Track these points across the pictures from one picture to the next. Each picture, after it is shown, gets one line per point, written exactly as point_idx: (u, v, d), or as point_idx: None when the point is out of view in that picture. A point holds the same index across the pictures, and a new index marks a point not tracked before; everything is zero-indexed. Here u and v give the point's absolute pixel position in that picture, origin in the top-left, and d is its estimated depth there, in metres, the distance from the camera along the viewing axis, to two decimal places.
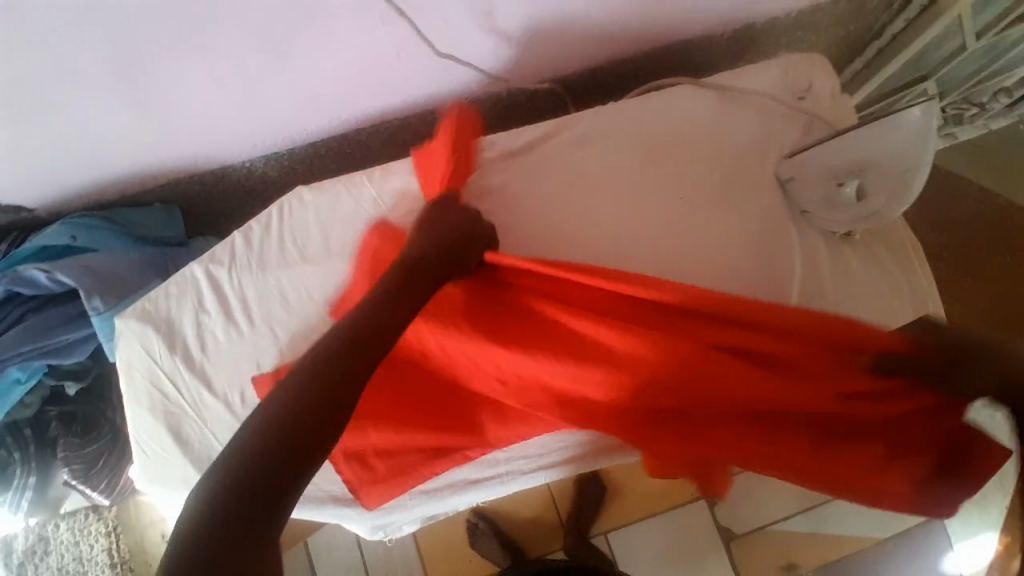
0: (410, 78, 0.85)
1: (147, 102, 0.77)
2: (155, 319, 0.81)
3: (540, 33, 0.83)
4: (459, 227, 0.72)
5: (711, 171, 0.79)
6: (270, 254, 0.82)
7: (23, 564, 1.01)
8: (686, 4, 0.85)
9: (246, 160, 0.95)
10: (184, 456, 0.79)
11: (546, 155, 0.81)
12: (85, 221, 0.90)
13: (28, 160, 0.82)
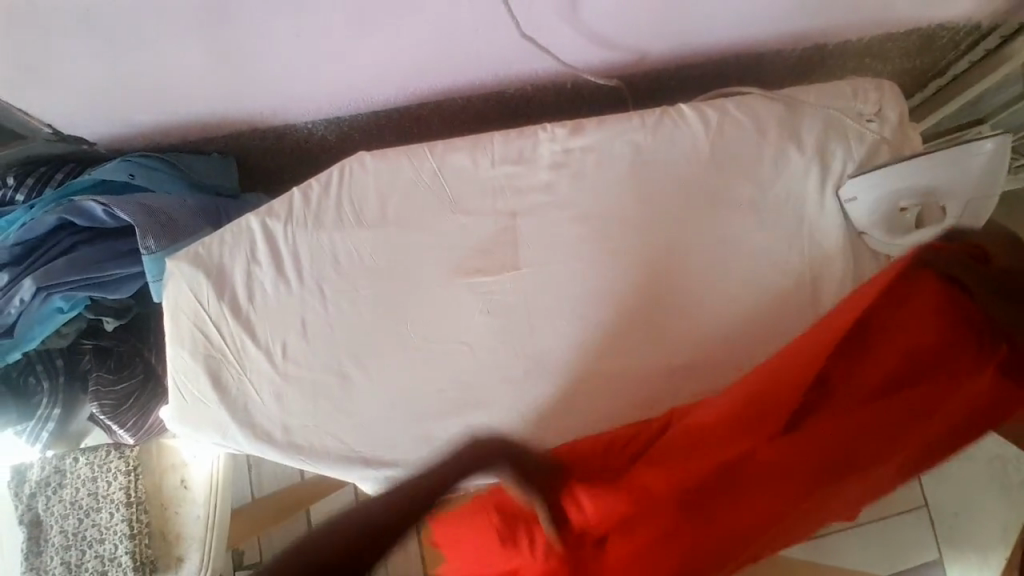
0: (484, 57, 0.86)
1: (230, 50, 0.78)
2: (207, 264, 0.81)
3: (618, 28, 0.83)
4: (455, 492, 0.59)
5: (772, 182, 0.79)
6: (326, 214, 0.83)
7: (35, 495, 0.96)
8: (766, 18, 0.86)
9: (309, 121, 0.96)
10: (221, 401, 0.80)
11: (607, 148, 0.82)
12: (143, 162, 0.91)
13: (103, 93, 0.83)
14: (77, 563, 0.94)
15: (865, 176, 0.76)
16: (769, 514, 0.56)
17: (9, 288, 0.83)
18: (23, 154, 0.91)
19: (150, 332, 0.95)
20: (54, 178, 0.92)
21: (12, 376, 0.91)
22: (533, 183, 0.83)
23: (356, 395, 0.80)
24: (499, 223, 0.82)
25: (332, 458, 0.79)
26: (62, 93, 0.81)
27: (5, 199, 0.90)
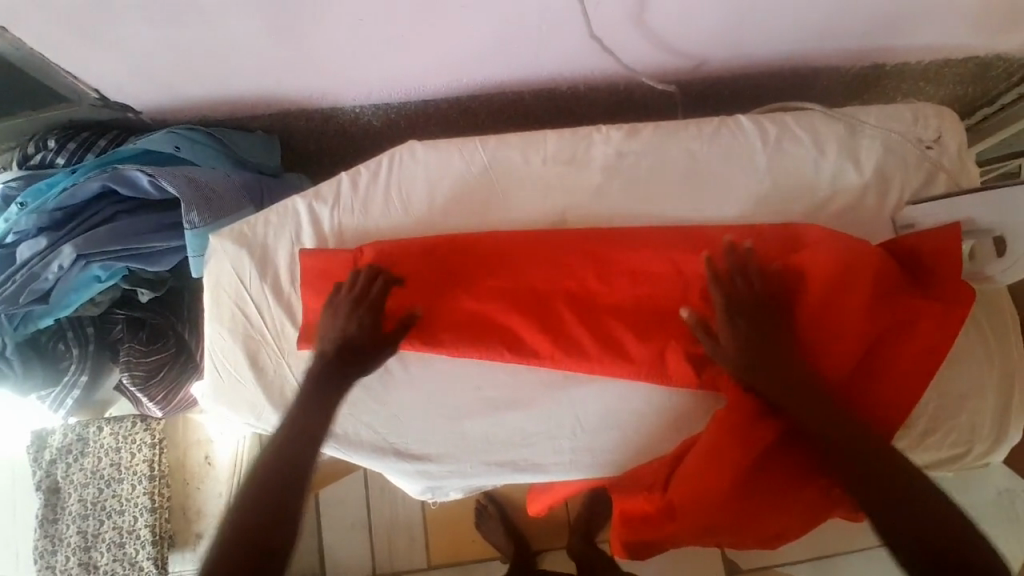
0: (542, 54, 0.85)
1: (288, 30, 0.77)
2: (251, 244, 0.81)
3: (683, 32, 0.82)
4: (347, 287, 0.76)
5: (826, 202, 0.78)
6: (374, 201, 0.83)
7: (55, 461, 0.95)
8: (833, 35, 0.84)
9: (358, 104, 0.95)
10: (256, 382, 0.79)
11: (662, 153, 0.81)
12: (189, 135, 0.90)
13: (154, 63, 0.82)
14: (94, 534, 0.94)
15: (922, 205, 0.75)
16: (753, 420, 0.70)
17: (46, 252, 0.82)
18: (67, 118, 0.92)
19: (185, 305, 0.94)
20: (96, 144, 0.91)
21: (40, 341, 0.90)
22: (584, 183, 0.81)
23: (390, 383, 0.78)
24: (547, 222, 0.81)
25: (363, 448, 0.79)
26: (113, 60, 0.80)
27: (47, 162, 0.92)
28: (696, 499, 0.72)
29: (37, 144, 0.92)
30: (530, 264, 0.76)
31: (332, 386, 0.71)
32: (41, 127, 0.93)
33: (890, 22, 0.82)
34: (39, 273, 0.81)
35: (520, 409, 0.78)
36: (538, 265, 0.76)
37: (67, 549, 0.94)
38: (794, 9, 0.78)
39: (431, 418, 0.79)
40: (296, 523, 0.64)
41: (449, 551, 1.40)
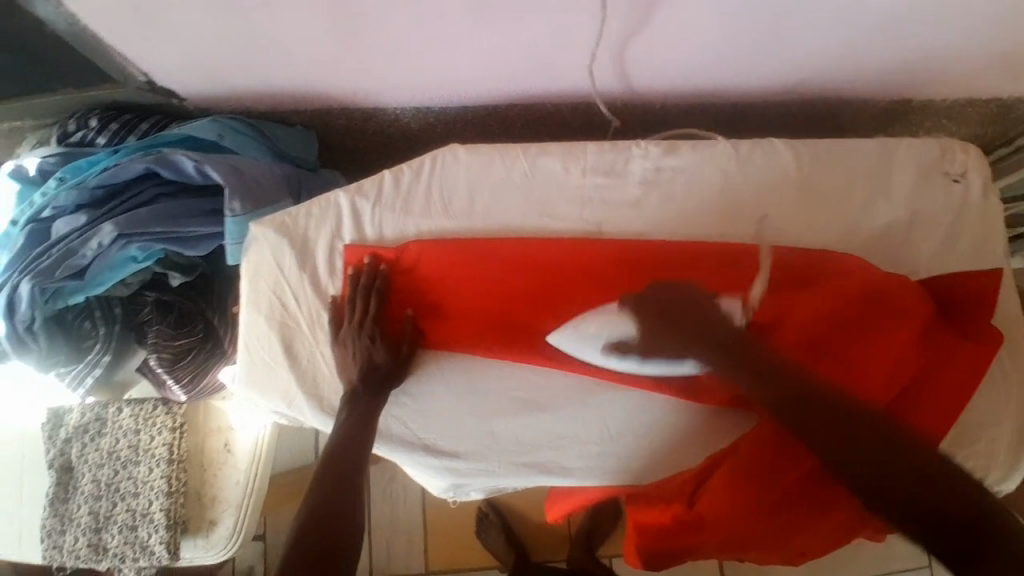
0: (586, 70, 0.87)
1: (342, 31, 0.79)
2: (292, 233, 0.82)
3: (725, 56, 0.85)
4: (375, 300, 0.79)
5: (855, 229, 0.81)
6: (414, 201, 0.84)
7: (70, 440, 0.95)
8: (866, 70, 0.88)
9: (398, 106, 0.97)
10: (291, 369, 0.81)
11: (696, 170, 0.83)
12: (232, 124, 0.92)
13: (205, 53, 0.83)
14: (106, 515, 0.93)
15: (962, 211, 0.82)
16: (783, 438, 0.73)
17: (85, 229, 0.83)
18: (109, 100, 0.93)
19: (217, 293, 0.94)
20: (138, 127, 0.92)
21: (67, 317, 0.90)
22: (622, 197, 0.83)
23: (422, 376, 0.81)
24: (583, 233, 0.83)
25: (390, 441, 0.80)
26: (166, 46, 0.81)
27: (87, 140, 0.93)
28: (720, 510, 0.76)
29: (78, 122, 0.93)
30: (573, 275, 0.80)
31: (377, 390, 0.78)
32: (82, 105, 0.95)
33: (921, 61, 0.86)
34: (77, 249, 0.82)
35: (549, 412, 0.80)
36: (581, 278, 0.79)
37: (76, 529, 0.93)
38: (834, 40, 0.81)
39: (464, 417, 0.80)
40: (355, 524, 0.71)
41: (447, 556, 1.40)
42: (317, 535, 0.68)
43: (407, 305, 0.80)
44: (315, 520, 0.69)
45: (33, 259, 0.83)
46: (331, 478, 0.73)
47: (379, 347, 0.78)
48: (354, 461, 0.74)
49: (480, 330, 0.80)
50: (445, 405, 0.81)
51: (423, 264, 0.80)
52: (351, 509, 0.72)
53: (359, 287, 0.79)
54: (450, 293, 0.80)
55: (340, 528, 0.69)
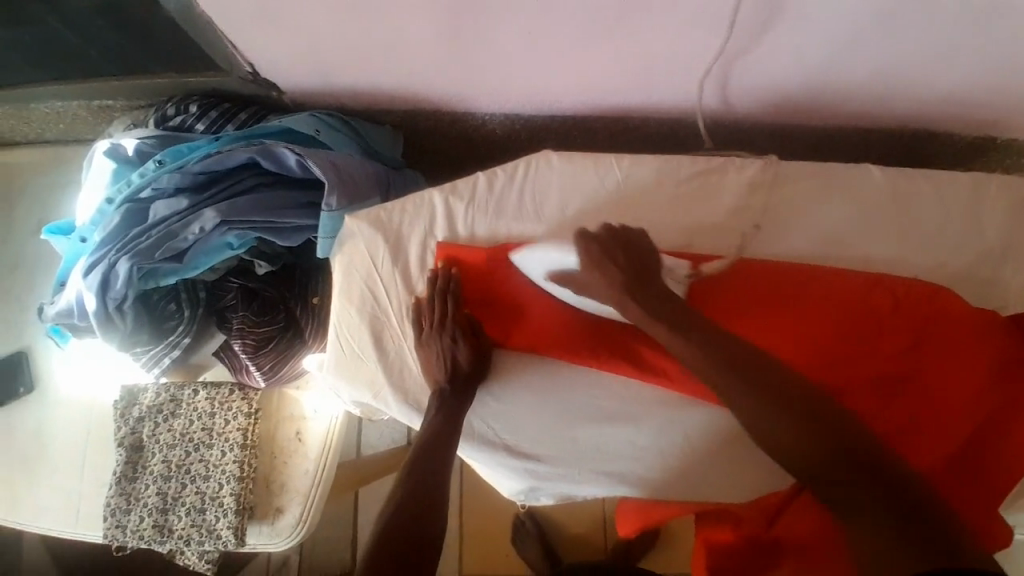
0: (683, 87, 0.89)
1: (453, 36, 0.81)
2: (387, 229, 0.85)
3: (824, 81, 0.86)
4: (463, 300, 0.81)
5: (944, 260, 0.82)
6: (507, 204, 0.86)
7: (142, 419, 0.96)
8: (956, 103, 0.89)
9: (487, 112, 0.99)
10: (379, 361, 0.84)
11: (787, 193, 0.84)
12: (329, 121, 0.94)
13: (315, 50, 0.86)
14: (174, 496, 0.94)
15: None
16: None
17: (186, 214, 0.85)
18: (210, 87, 0.96)
19: (300, 281, 0.96)
20: (237, 117, 0.95)
21: (152, 298, 0.92)
22: (715, 213, 0.84)
23: (506, 375, 0.83)
24: (672, 247, 0.84)
25: (473, 439, 0.83)
26: (279, 41, 0.84)
27: (185, 126, 0.95)
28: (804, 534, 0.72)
29: (177, 107, 0.96)
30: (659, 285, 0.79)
31: (458, 389, 0.80)
32: (181, 91, 0.98)
33: (1013, 99, 0.87)
34: (178, 233, 0.84)
35: (630, 422, 0.81)
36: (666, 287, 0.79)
37: (142, 509, 0.94)
38: (934, 71, 0.82)
39: (546, 419, 0.82)
40: (434, 529, 0.72)
41: (480, 560, 1.40)
42: (401, 535, 0.70)
43: (490, 305, 0.82)
44: (403, 514, 0.72)
45: (133, 239, 0.85)
46: (417, 483, 0.75)
47: (464, 346, 0.79)
48: (438, 461, 0.77)
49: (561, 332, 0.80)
50: (527, 406, 0.82)
51: (512, 263, 0.81)
52: (437, 505, 0.74)
53: (437, 290, 0.80)
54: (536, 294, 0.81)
55: (424, 535, 0.71)
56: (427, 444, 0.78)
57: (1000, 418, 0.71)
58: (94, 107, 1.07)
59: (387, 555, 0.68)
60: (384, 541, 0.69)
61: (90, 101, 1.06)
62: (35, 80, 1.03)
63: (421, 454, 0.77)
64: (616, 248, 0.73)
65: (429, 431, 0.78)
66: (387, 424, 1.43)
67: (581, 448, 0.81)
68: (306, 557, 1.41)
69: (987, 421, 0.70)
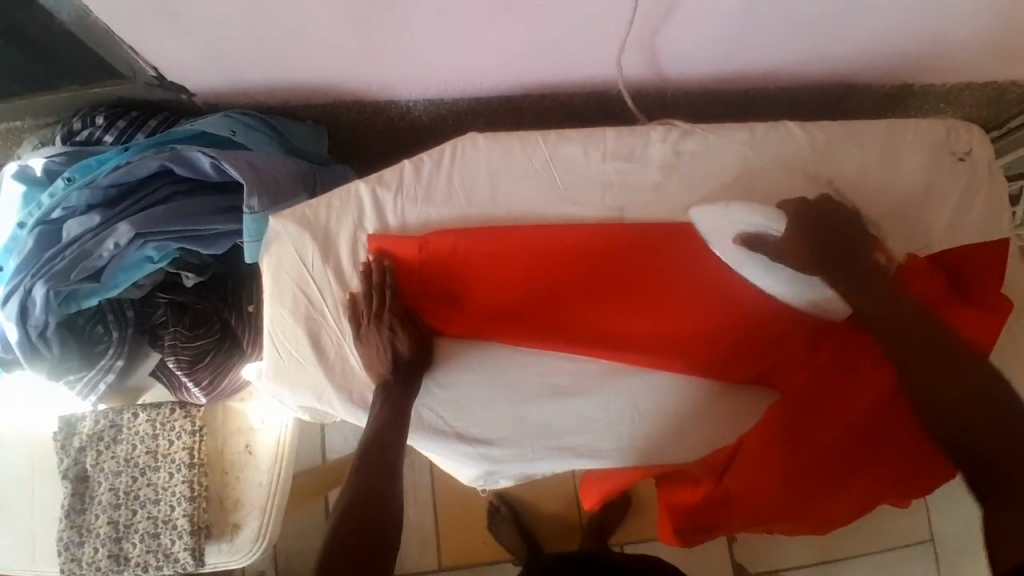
0: (604, 59, 0.88)
1: (361, 24, 0.78)
2: (314, 226, 0.82)
3: (743, 41, 0.86)
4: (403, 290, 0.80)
5: (872, 206, 0.83)
6: (437, 191, 0.84)
7: (84, 449, 0.92)
8: (873, 54, 0.90)
9: (411, 99, 0.96)
10: (319, 362, 0.81)
11: (715, 151, 0.84)
12: (244, 120, 0.90)
13: (219, 49, 0.82)
14: (126, 524, 0.90)
15: (961, 168, 0.84)
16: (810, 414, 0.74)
17: (99, 230, 0.81)
18: (116, 96, 0.91)
19: (232, 291, 0.93)
20: (147, 125, 0.91)
21: (77, 323, 0.88)
22: (646, 180, 0.83)
23: (452, 363, 0.81)
24: (606, 219, 0.83)
25: (423, 430, 0.80)
26: (179, 42, 0.80)
27: (93, 139, 0.91)
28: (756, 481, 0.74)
29: (83, 120, 0.92)
30: (600, 260, 0.80)
31: (401, 382, 0.78)
32: (87, 103, 0.93)
33: (926, 45, 0.88)
34: (92, 251, 0.80)
35: (581, 396, 0.80)
36: (606, 261, 0.80)
37: (96, 540, 0.90)
38: (847, 23, 0.83)
39: (495, 404, 0.81)
40: (385, 529, 0.70)
41: (459, 552, 1.39)
42: (352, 537, 0.68)
43: (426, 292, 0.80)
44: (354, 515, 0.70)
45: (46, 262, 0.80)
46: (366, 482, 0.73)
47: (401, 336, 0.78)
48: (387, 457, 0.75)
49: (507, 313, 0.80)
50: (474, 392, 0.81)
51: (450, 248, 0.80)
52: (390, 502, 0.73)
53: (373, 286, 0.79)
54: (477, 275, 0.80)
55: (375, 534, 0.69)
56: (373, 439, 0.76)
57: None
58: (2, 130, 1.02)
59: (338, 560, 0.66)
60: (334, 547, 0.68)
61: None
62: None
63: (369, 451, 0.75)
64: (819, 231, 0.74)
65: (378, 424, 0.76)
66: (350, 428, 1.40)
67: (532, 429, 0.80)
68: (281, 570, 1.38)
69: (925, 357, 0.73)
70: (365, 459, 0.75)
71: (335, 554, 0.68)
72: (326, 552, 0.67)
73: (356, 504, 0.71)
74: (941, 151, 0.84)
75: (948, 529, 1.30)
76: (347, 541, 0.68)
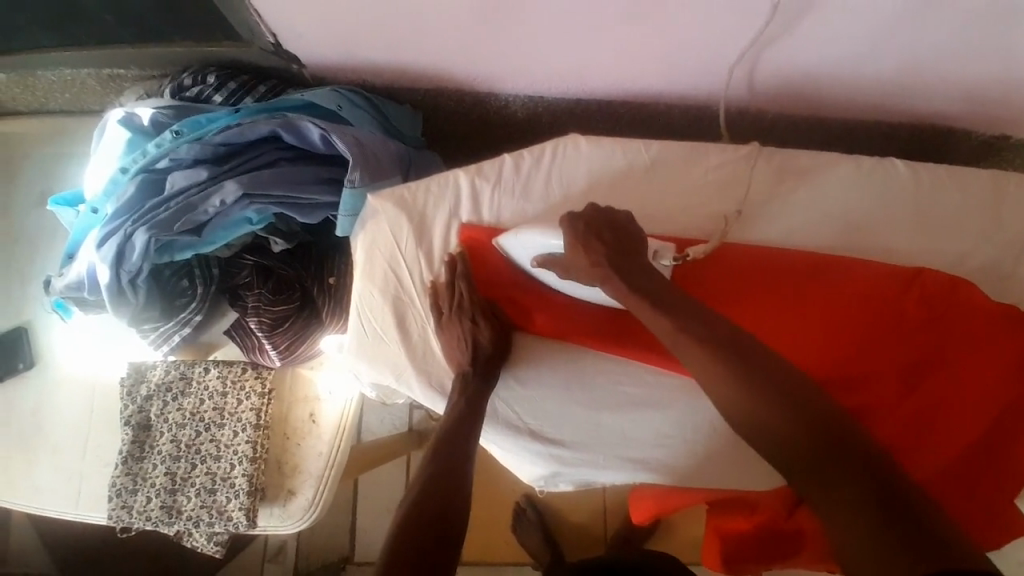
0: (713, 75, 0.89)
1: (485, 15, 0.79)
2: (411, 208, 0.83)
3: (854, 73, 0.86)
4: (491, 286, 0.81)
5: (966, 255, 0.83)
6: (534, 187, 0.85)
7: (151, 398, 0.93)
8: (982, 101, 0.90)
9: (510, 94, 0.98)
10: (401, 342, 0.83)
11: (814, 183, 0.84)
12: (351, 96, 0.92)
13: (343, 24, 0.84)
14: (183, 477, 0.92)
15: None
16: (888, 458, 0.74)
17: (206, 186, 0.83)
18: (229, 58, 0.93)
19: (317, 262, 0.94)
20: (256, 89, 0.93)
21: (164, 274, 0.89)
22: (742, 203, 0.84)
23: (529, 360, 0.82)
24: (698, 236, 0.83)
25: (496, 423, 0.82)
26: (307, 13, 0.82)
27: (203, 97, 0.93)
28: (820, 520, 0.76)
29: (195, 77, 0.94)
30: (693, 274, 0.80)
31: (480, 375, 0.79)
32: (199, 61, 0.95)
33: None
34: (197, 206, 0.82)
35: (655, 409, 0.80)
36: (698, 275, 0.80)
37: (150, 489, 0.91)
38: (964, 68, 0.83)
39: (569, 406, 0.81)
40: (455, 519, 0.71)
41: (482, 549, 1.40)
42: (426, 521, 0.70)
43: (514, 287, 0.81)
44: (427, 502, 0.71)
45: (149, 211, 0.82)
46: (439, 468, 0.75)
47: (483, 328, 0.79)
48: (463, 448, 0.76)
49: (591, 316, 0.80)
50: (553, 391, 0.82)
51: None
52: (460, 485, 0.74)
53: (454, 276, 0.79)
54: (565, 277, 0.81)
55: (443, 523, 0.70)
56: (451, 427, 0.77)
57: (1020, 407, 0.73)
58: (105, 76, 1.03)
59: (409, 543, 0.67)
60: (405, 531, 0.69)
61: (100, 69, 1.02)
62: (42, 44, 0.98)
63: (442, 437, 0.77)
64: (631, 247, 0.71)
65: (455, 413, 0.78)
66: (388, 411, 1.42)
67: (599, 437, 0.81)
68: (303, 543, 1.39)
69: (1008, 416, 0.73)
70: (440, 448, 0.76)
71: (405, 537, 0.68)
72: (397, 536, 0.68)
73: (430, 489, 0.72)
74: None
75: None
76: (421, 523, 0.69)
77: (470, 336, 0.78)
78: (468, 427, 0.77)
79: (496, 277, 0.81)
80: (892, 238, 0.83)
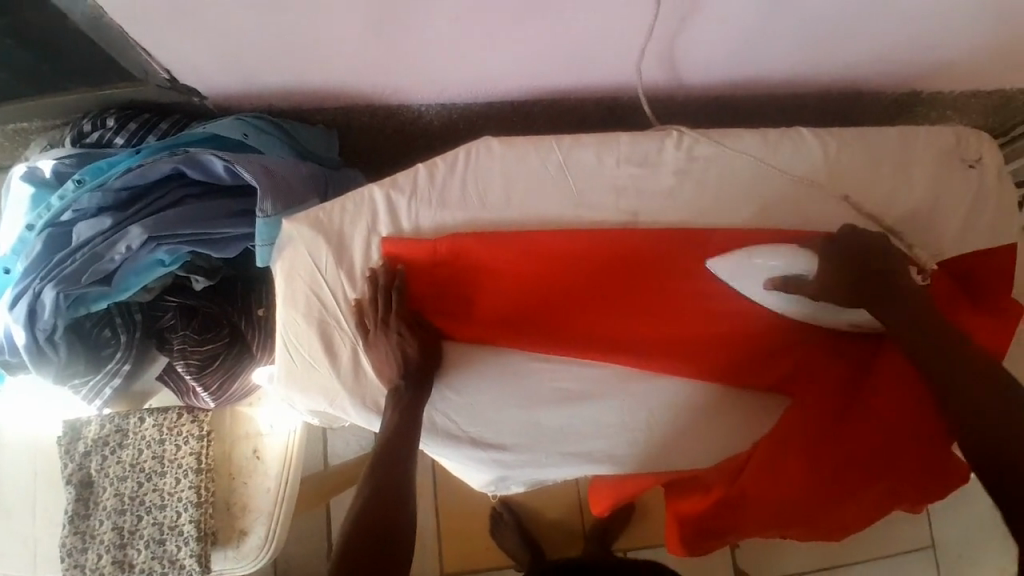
0: (617, 64, 0.88)
1: (376, 29, 0.78)
2: (327, 229, 0.82)
3: (755, 47, 0.86)
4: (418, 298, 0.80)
5: (883, 212, 0.83)
6: (450, 194, 0.84)
7: (89, 453, 0.90)
8: (884, 61, 0.91)
9: (423, 103, 0.96)
10: (331, 366, 0.81)
11: (727, 158, 0.84)
12: (257, 123, 0.90)
13: (233, 52, 0.81)
14: (132, 530, 0.89)
15: (973, 175, 0.85)
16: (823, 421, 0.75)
17: (111, 233, 0.80)
18: (127, 99, 0.91)
19: (242, 296, 0.93)
20: (158, 127, 0.90)
21: (85, 325, 0.86)
22: (660, 187, 0.83)
23: (463, 369, 0.81)
24: (619, 223, 0.83)
25: (436, 434, 0.81)
26: (194, 46, 0.79)
27: (104, 141, 0.91)
28: (767, 492, 0.75)
29: (94, 122, 0.91)
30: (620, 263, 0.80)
31: (413, 388, 0.78)
32: (97, 105, 0.92)
33: (934, 53, 0.89)
34: (104, 254, 0.80)
35: (595, 402, 0.80)
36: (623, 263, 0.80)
37: (100, 546, 0.88)
38: (859, 32, 0.83)
39: (507, 409, 0.81)
40: (400, 540, 0.69)
41: (464, 559, 1.38)
42: (368, 546, 0.68)
43: (440, 297, 0.80)
44: (369, 525, 0.69)
45: (55, 265, 0.79)
46: (379, 489, 0.73)
47: (410, 339, 0.78)
48: (403, 465, 0.74)
49: (521, 318, 0.81)
50: (492, 396, 0.81)
51: (468, 253, 0.80)
52: (403, 501, 0.73)
53: (377, 290, 0.78)
54: (494, 280, 0.80)
55: (386, 546, 0.68)
56: (390, 443, 0.75)
57: None
58: (10, 130, 1.01)
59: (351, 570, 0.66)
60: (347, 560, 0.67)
61: (3, 124, 1.00)
62: None
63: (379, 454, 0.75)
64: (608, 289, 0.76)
65: (391, 429, 0.76)
66: (352, 433, 1.39)
67: (542, 437, 0.80)
68: None
69: None
70: (379, 468, 0.74)
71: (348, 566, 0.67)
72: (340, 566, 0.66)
73: (371, 513, 0.71)
74: (950, 159, 0.85)
75: (951, 536, 1.30)
76: (363, 549, 0.67)
77: (398, 351, 0.77)
78: (406, 442, 0.75)
79: (422, 289, 0.80)
80: (810, 204, 0.83)
